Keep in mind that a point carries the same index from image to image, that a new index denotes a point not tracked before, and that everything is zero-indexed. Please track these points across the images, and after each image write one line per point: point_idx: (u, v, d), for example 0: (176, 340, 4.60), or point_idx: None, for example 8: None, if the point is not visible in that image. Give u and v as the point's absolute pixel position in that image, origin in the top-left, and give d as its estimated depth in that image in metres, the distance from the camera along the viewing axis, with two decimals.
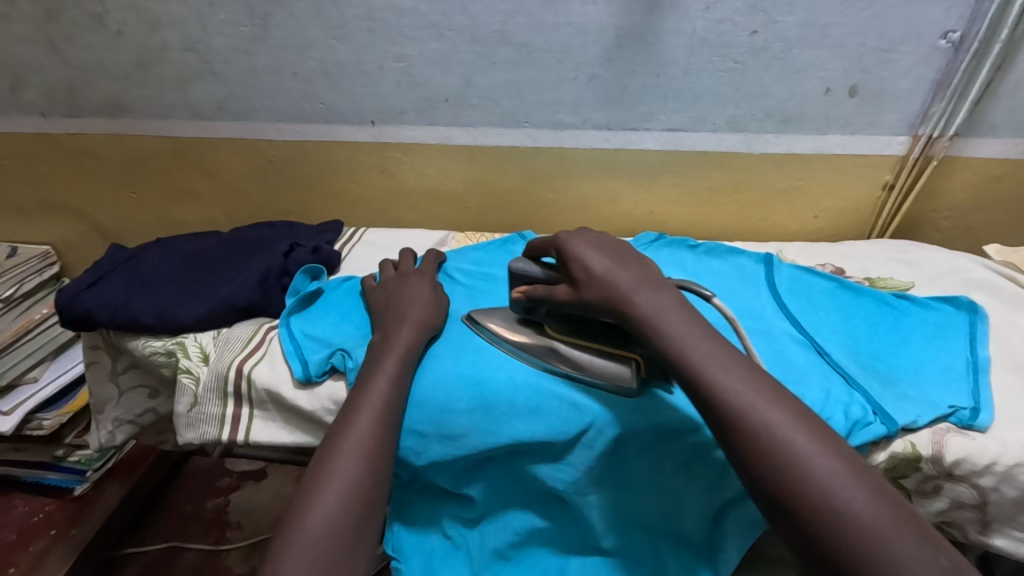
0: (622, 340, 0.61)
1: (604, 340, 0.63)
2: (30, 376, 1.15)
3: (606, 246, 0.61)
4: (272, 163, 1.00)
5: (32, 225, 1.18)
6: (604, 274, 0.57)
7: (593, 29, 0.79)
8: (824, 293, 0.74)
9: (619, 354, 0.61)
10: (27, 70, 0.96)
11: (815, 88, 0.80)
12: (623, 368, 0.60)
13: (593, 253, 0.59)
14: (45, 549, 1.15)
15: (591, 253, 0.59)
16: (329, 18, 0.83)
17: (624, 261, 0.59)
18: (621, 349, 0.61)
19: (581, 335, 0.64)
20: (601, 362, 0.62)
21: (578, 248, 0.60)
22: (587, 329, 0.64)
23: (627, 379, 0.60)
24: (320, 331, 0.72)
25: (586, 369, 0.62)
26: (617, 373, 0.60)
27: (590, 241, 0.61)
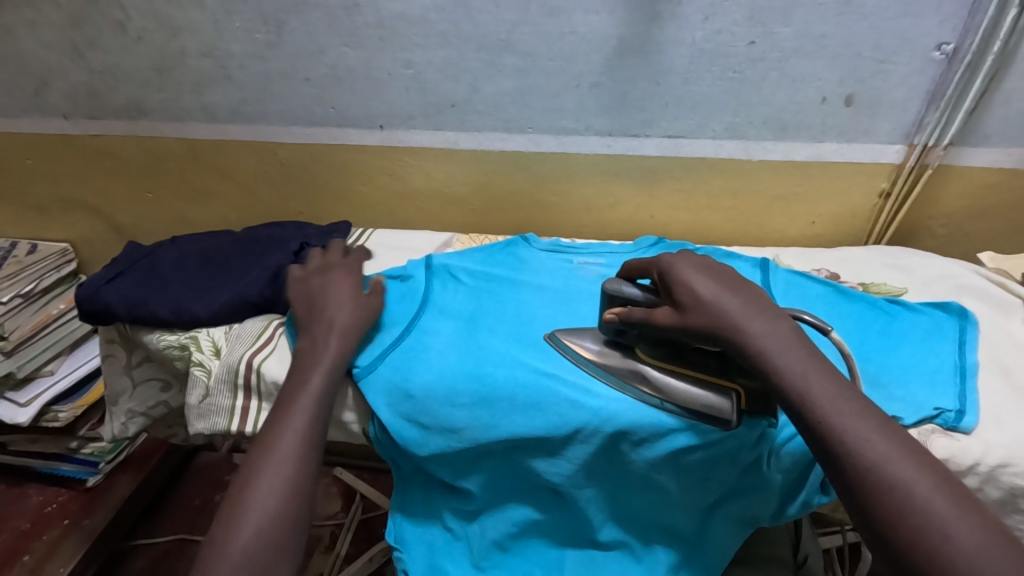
0: (722, 369, 0.59)
1: (699, 367, 0.60)
2: (48, 369, 1.20)
3: (707, 268, 0.58)
4: (284, 165, 1.03)
5: (51, 221, 1.22)
6: (678, 289, 0.55)
7: (596, 38, 0.81)
8: (819, 297, 0.75)
9: (718, 383, 0.59)
10: (50, 73, 1.00)
11: (811, 96, 0.82)
12: (722, 399, 0.58)
13: (700, 277, 0.56)
14: (58, 539, 1.19)
15: (693, 276, 0.56)
16: (341, 26, 0.87)
17: (730, 287, 0.56)
18: (720, 378, 0.59)
19: (677, 361, 0.62)
20: (699, 392, 0.59)
21: (681, 273, 0.57)
22: (682, 354, 0.62)
23: (729, 413, 0.58)
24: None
25: (683, 398, 0.60)
26: (716, 405, 0.58)
27: (693, 264, 0.58)
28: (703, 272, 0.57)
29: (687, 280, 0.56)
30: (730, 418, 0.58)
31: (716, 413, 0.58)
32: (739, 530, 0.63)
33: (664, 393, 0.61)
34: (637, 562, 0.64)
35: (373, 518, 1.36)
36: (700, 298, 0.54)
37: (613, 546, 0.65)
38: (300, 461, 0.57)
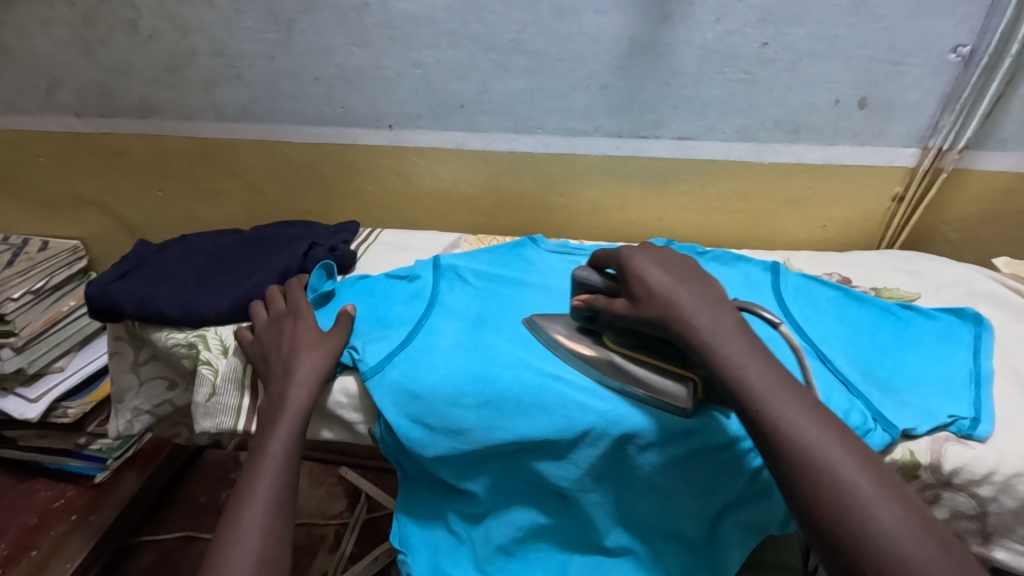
0: (681, 358, 0.59)
1: (659, 355, 0.61)
2: (57, 365, 1.22)
3: (666, 261, 0.61)
4: (293, 164, 1.03)
5: (61, 218, 1.22)
6: (693, 298, 0.55)
7: (606, 39, 0.81)
8: (830, 302, 0.74)
9: (676, 372, 0.59)
10: (63, 71, 1.01)
11: (824, 98, 0.81)
12: (678, 387, 0.59)
13: (654, 269, 0.59)
14: (65, 534, 1.20)
15: (652, 267, 0.59)
16: (350, 25, 0.87)
17: (686, 279, 0.58)
18: (678, 366, 0.59)
19: (639, 349, 0.62)
20: (656, 379, 0.60)
21: (638, 264, 0.59)
22: (645, 342, 0.62)
23: (682, 400, 0.58)
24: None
25: (641, 385, 0.61)
26: (671, 392, 0.59)
27: (652, 257, 0.61)
28: (671, 270, 0.59)
29: (644, 271, 0.59)
30: (684, 406, 0.58)
31: (671, 401, 0.59)
32: (748, 538, 0.62)
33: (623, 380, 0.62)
34: (643, 567, 0.63)
35: (378, 518, 1.35)
36: (660, 291, 0.56)
37: (619, 552, 0.65)
38: (290, 477, 0.59)
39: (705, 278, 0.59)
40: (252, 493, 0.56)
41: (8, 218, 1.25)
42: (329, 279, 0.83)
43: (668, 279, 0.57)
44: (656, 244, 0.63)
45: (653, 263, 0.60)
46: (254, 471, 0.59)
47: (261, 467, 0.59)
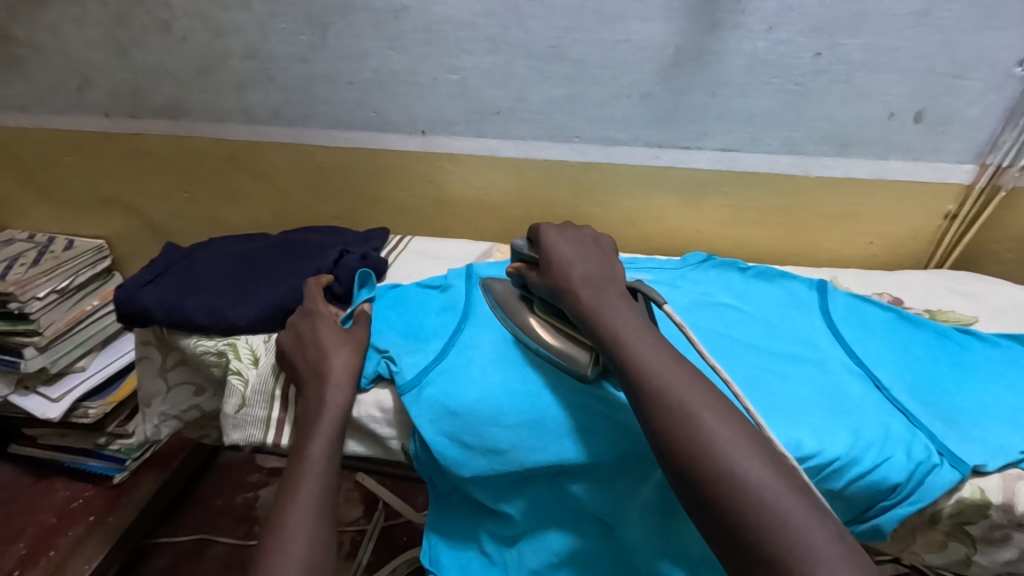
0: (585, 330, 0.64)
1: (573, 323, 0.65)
2: (80, 365, 1.21)
3: (577, 241, 0.68)
4: (322, 168, 1.01)
5: (85, 217, 1.21)
6: None
7: (651, 47, 0.79)
8: (882, 324, 0.71)
9: (579, 341, 0.64)
10: (94, 71, 1.00)
11: (878, 112, 0.78)
12: (579, 353, 0.63)
13: (561, 242, 0.67)
14: (83, 537, 1.17)
15: (560, 245, 0.66)
16: (387, 28, 0.85)
17: (586, 254, 0.66)
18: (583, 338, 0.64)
19: (558, 319, 0.67)
20: (563, 344, 0.64)
21: (547, 237, 0.68)
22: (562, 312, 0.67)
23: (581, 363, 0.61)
24: (373, 333, 0.72)
25: (551, 346, 0.65)
26: (573, 357, 0.63)
27: (565, 235, 0.68)
28: (576, 249, 0.66)
29: (552, 247, 0.66)
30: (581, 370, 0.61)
31: (570, 363, 0.62)
32: None
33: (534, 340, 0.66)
34: None
35: (395, 526, 1.33)
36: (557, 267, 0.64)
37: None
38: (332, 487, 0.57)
39: (603, 260, 0.65)
40: (294, 503, 0.54)
41: (33, 217, 1.24)
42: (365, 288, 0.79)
43: (569, 256, 0.65)
44: (573, 225, 0.71)
45: (564, 241, 0.67)
46: (294, 478, 0.57)
47: (294, 476, 0.57)
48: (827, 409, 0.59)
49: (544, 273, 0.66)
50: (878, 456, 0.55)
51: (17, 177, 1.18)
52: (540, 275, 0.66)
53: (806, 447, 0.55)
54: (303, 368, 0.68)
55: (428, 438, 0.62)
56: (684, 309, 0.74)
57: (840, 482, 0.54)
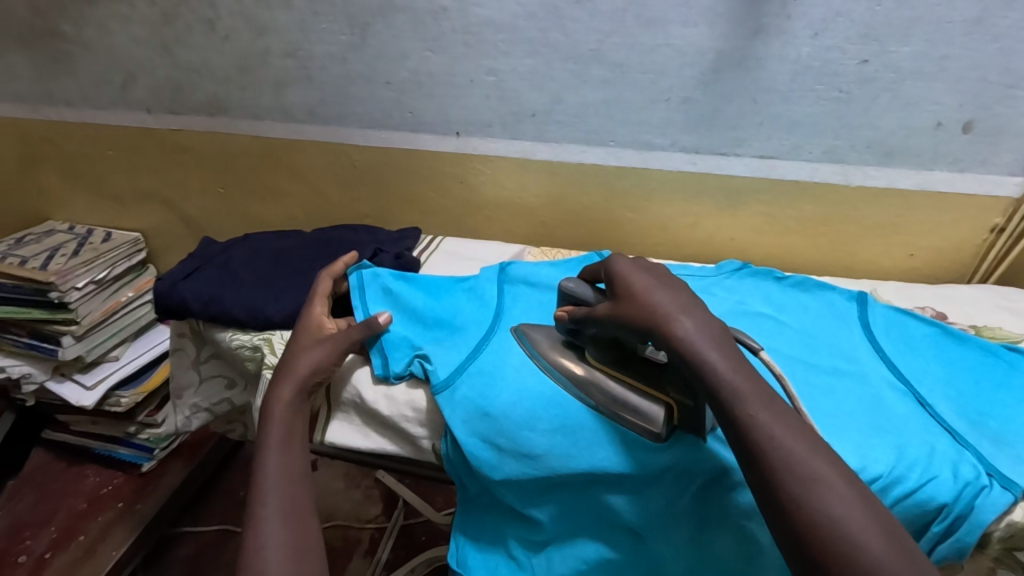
0: (656, 381, 0.59)
1: (640, 374, 0.61)
2: (113, 355, 1.24)
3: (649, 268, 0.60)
4: (356, 167, 1.02)
5: (123, 211, 1.24)
6: None
7: (692, 52, 0.79)
8: (925, 339, 0.70)
9: (651, 394, 0.59)
10: (139, 68, 1.02)
11: (925, 122, 0.79)
12: (654, 410, 0.58)
13: (639, 271, 0.58)
14: (112, 522, 1.21)
15: (636, 274, 0.57)
16: (427, 30, 0.86)
17: (670, 285, 0.56)
18: (654, 391, 0.59)
19: (622, 366, 0.62)
20: (633, 399, 0.60)
21: (623, 267, 0.59)
22: (624, 362, 0.62)
23: (657, 425, 0.58)
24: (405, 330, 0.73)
25: (616, 397, 0.61)
26: (648, 416, 0.58)
27: (641, 264, 0.59)
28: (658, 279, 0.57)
29: (629, 277, 0.57)
30: (654, 429, 0.58)
31: (644, 418, 0.58)
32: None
33: (586, 382, 0.63)
34: None
35: (414, 525, 1.33)
36: (631, 297, 0.55)
37: None
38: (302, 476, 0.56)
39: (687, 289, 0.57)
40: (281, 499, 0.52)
41: (73, 209, 1.27)
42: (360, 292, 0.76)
43: (646, 284, 0.56)
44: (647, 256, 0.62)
45: (638, 269, 0.59)
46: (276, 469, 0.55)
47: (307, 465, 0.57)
48: (870, 426, 0.58)
49: (619, 303, 0.56)
50: (922, 475, 0.53)
51: (59, 170, 1.21)
52: (614, 304, 0.57)
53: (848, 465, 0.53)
54: (325, 356, 0.66)
55: (461, 438, 0.62)
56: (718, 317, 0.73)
57: (884, 502, 0.53)
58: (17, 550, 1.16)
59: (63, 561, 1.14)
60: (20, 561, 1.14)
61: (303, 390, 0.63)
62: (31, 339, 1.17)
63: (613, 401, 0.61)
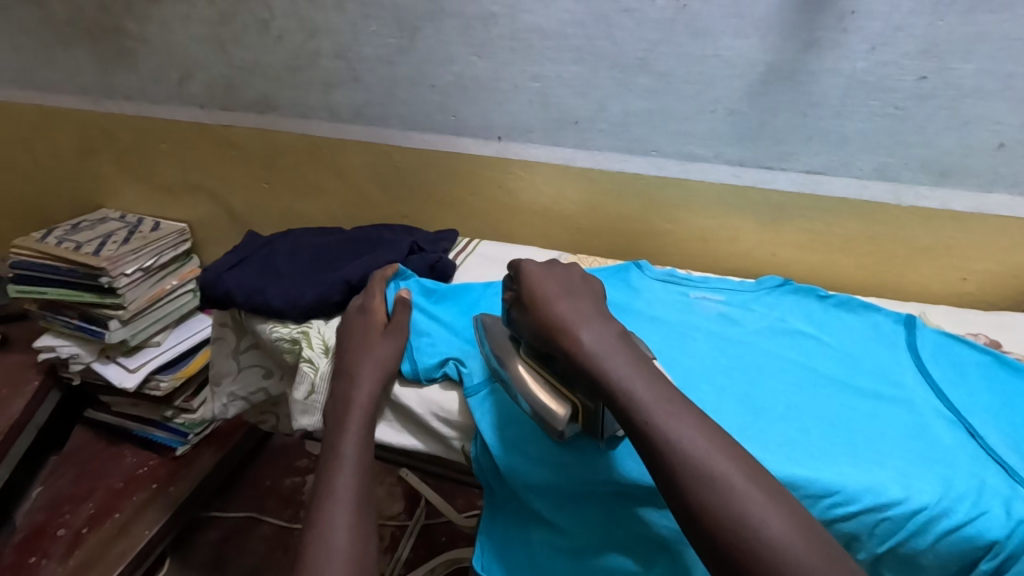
0: (568, 380, 0.57)
1: (558, 372, 0.59)
2: (156, 340, 1.28)
3: (565, 276, 0.64)
4: (397, 167, 1.04)
5: (171, 202, 1.28)
6: None
7: (742, 63, 0.78)
8: (976, 367, 0.67)
9: (562, 394, 0.58)
10: (196, 65, 1.06)
11: (985, 141, 0.76)
12: (558, 409, 0.57)
13: (546, 277, 0.63)
14: (146, 501, 1.24)
15: (544, 282, 0.62)
16: (474, 35, 0.87)
17: (573, 292, 0.62)
18: (567, 392, 0.57)
19: (541, 362, 0.60)
20: (544, 398, 0.58)
21: (529, 270, 0.64)
22: (551, 358, 0.60)
23: (558, 423, 0.56)
24: (443, 348, 0.70)
25: (528, 393, 0.59)
26: (551, 413, 0.57)
27: (550, 270, 0.64)
28: (563, 286, 0.62)
29: (537, 284, 0.62)
30: (557, 428, 0.56)
31: (545, 415, 0.57)
32: None
33: (512, 382, 0.60)
34: None
35: (434, 525, 1.33)
36: (540, 302, 0.60)
37: None
38: None
39: (589, 299, 0.61)
40: None
41: (125, 198, 1.31)
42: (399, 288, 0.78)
43: (555, 293, 0.61)
44: (562, 262, 0.66)
45: (548, 274, 0.64)
46: None
47: (342, 463, 0.58)
48: (913, 454, 0.56)
49: (525, 308, 0.61)
50: (972, 510, 0.51)
51: (115, 160, 1.26)
52: (522, 312, 0.61)
53: (890, 494, 0.52)
54: (362, 360, 0.68)
55: (488, 441, 0.63)
56: (757, 333, 0.71)
57: (929, 535, 0.51)
58: (57, 523, 1.21)
59: (98, 536, 1.18)
60: (59, 534, 1.19)
61: (360, 388, 0.65)
62: (81, 321, 1.22)
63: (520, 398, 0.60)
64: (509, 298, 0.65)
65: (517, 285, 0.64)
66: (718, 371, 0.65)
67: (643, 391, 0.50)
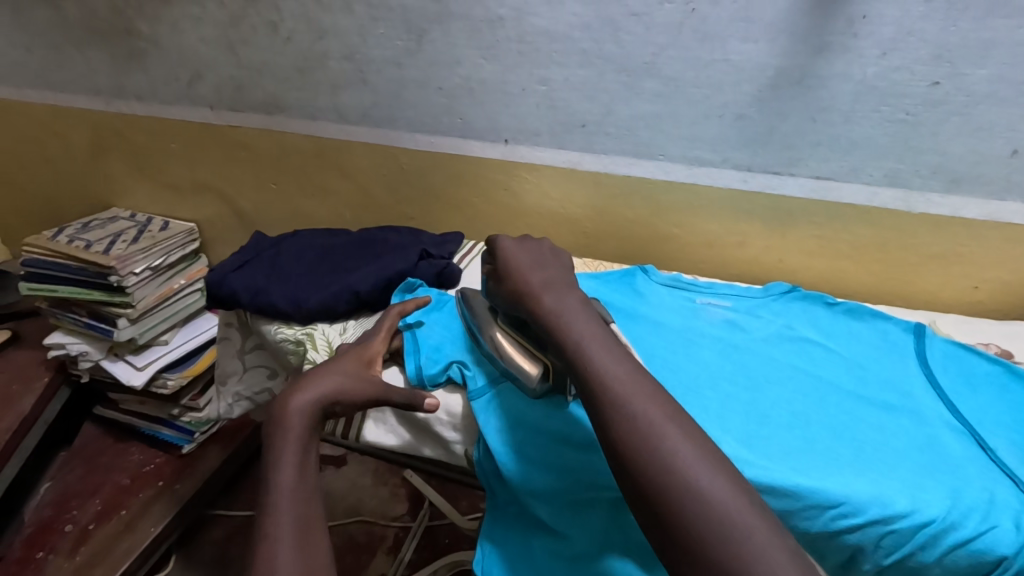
0: (539, 342, 0.63)
1: (530, 335, 0.64)
2: (163, 339, 1.29)
3: (536, 251, 0.69)
4: (403, 169, 1.04)
5: (179, 201, 1.29)
6: None
7: (750, 67, 0.77)
8: (987, 378, 0.66)
9: (533, 355, 0.63)
10: (205, 67, 1.07)
11: (998, 149, 0.75)
12: (531, 369, 0.62)
13: (519, 251, 0.68)
14: (152, 498, 1.25)
15: (517, 255, 0.67)
16: (481, 38, 0.87)
17: (543, 263, 0.67)
18: (538, 353, 0.63)
19: (515, 328, 0.66)
20: (517, 358, 0.63)
21: (503, 244, 0.69)
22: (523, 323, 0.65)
23: (532, 380, 0.61)
24: (424, 321, 0.74)
25: (501, 354, 0.64)
26: (525, 372, 0.62)
27: (522, 244, 0.70)
28: (533, 258, 0.67)
29: (510, 255, 0.67)
30: (532, 386, 0.61)
31: (521, 374, 0.62)
32: None
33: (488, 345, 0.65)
34: None
35: (438, 527, 1.33)
36: (513, 272, 0.65)
37: None
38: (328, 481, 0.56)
39: (559, 268, 0.66)
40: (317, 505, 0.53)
41: (134, 197, 1.33)
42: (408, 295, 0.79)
43: (525, 264, 0.66)
44: (533, 238, 0.72)
45: (520, 248, 0.69)
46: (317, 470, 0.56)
47: None
48: (921, 464, 0.56)
49: (500, 279, 0.67)
50: (980, 524, 0.50)
51: (125, 160, 1.27)
52: (497, 282, 0.67)
53: (898, 506, 0.51)
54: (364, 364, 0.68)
55: (493, 447, 0.63)
56: (764, 340, 0.70)
57: (938, 549, 0.50)
58: (64, 518, 1.22)
59: (105, 532, 1.19)
60: (66, 530, 1.20)
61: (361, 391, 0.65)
62: (90, 320, 1.23)
63: (497, 361, 0.64)
64: (485, 271, 0.71)
65: (492, 259, 0.70)
66: (722, 379, 0.64)
67: (644, 396, 0.49)
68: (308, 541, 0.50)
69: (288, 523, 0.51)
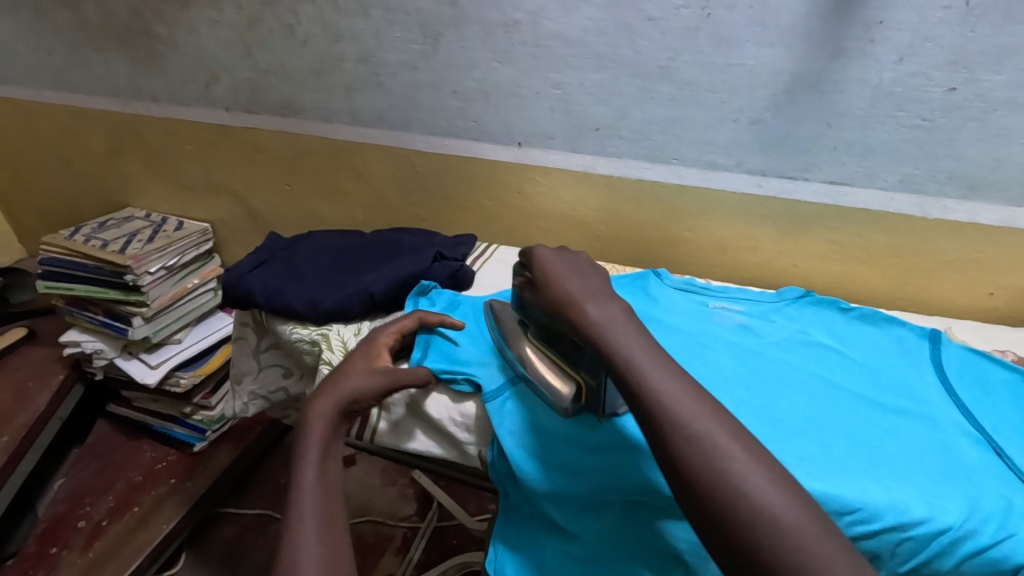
0: (573, 361, 0.63)
1: (563, 352, 0.64)
2: (176, 338, 1.31)
3: (575, 258, 0.66)
4: (417, 172, 1.05)
5: (194, 201, 1.30)
6: None
7: (765, 72, 0.77)
8: (1003, 385, 0.66)
9: (567, 373, 0.63)
10: (222, 69, 1.08)
11: (1016, 155, 0.74)
12: (563, 389, 0.62)
13: (557, 260, 0.66)
14: (165, 495, 1.26)
15: (555, 265, 0.65)
16: (497, 42, 0.87)
17: (582, 272, 0.64)
18: (571, 371, 0.62)
19: (548, 345, 0.66)
20: (549, 378, 0.63)
21: (541, 253, 0.67)
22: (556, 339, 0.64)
23: (564, 400, 0.61)
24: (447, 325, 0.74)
25: (532, 373, 0.65)
26: (557, 392, 0.62)
27: (560, 251, 0.67)
28: (572, 267, 0.64)
29: (548, 265, 0.65)
30: (563, 406, 0.62)
31: (551, 394, 0.62)
32: None
33: (519, 365, 0.66)
34: None
35: (447, 528, 1.34)
36: (548, 282, 0.63)
37: None
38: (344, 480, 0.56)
39: (599, 277, 0.63)
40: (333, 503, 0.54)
41: (149, 197, 1.34)
42: (424, 298, 0.80)
43: (564, 272, 0.63)
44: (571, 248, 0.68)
45: (559, 256, 0.66)
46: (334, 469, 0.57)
47: None
48: (938, 471, 0.55)
49: (536, 289, 0.65)
50: (998, 531, 0.50)
51: (141, 161, 1.28)
52: (535, 292, 0.65)
53: (914, 513, 0.51)
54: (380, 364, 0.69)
55: (509, 449, 0.63)
56: (777, 345, 0.70)
57: (955, 556, 0.50)
58: (78, 514, 1.24)
59: (118, 529, 1.20)
60: (79, 526, 1.21)
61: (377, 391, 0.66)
62: (105, 317, 1.25)
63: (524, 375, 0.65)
64: (518, 280, 0.69)
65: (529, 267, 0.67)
66: (737, 384, 0.64)
67: None
68: (326, 539, 0.50)
69: (306, 521, 0.51)
